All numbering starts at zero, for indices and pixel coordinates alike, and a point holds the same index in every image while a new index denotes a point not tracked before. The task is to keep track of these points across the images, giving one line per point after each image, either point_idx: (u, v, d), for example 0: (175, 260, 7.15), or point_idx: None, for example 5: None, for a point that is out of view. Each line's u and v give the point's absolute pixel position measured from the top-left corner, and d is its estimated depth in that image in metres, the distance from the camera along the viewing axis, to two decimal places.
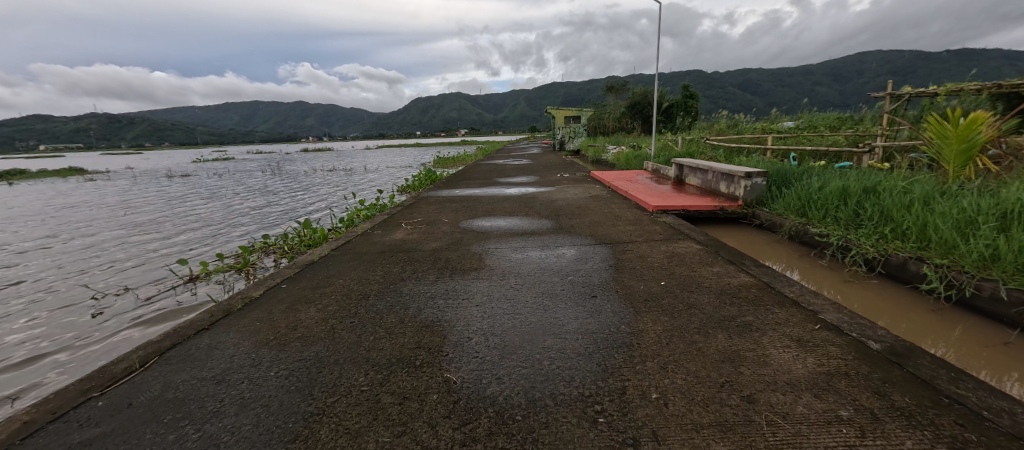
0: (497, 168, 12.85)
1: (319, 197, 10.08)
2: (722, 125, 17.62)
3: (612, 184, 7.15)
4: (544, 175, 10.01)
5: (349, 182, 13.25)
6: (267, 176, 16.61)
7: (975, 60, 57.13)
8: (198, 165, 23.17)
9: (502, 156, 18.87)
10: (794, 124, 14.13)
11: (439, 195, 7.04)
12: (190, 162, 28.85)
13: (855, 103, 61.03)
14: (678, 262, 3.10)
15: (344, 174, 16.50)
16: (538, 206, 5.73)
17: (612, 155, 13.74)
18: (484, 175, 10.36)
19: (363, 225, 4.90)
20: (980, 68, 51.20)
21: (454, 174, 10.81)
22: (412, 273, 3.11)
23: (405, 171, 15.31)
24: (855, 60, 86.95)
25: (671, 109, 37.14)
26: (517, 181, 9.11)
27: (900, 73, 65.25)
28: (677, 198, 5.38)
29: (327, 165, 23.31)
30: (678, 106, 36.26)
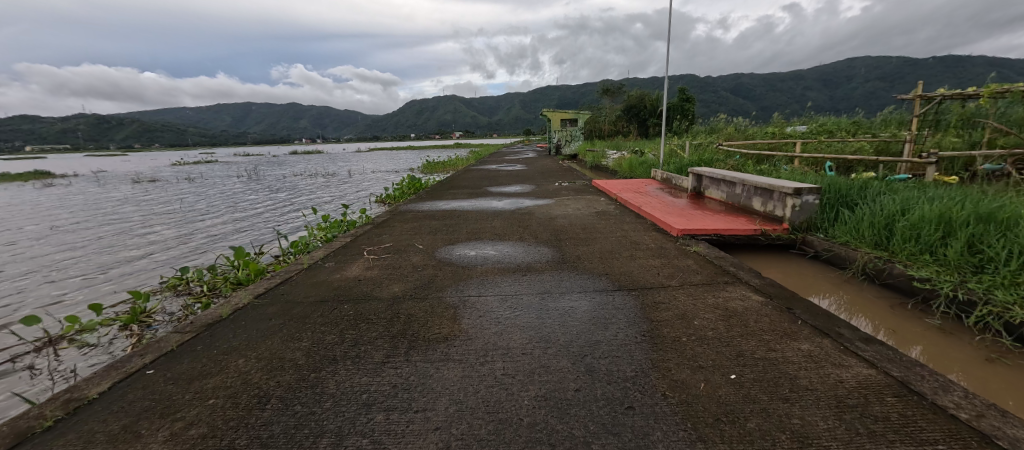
0: (489, 174, 11.82)
1: (289, 208, 9.03)
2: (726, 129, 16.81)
3: (621, 196, 6.19)
4: (540, 183, 9.05)
5: (328, 189, 12.19)
6: (242, 181, 15.46)
7: (968, 66, 57.26)
8: (173, 169, 21.88)
9: (496, 161, 17.89)
10: (804, 128, 13.31)
11: (418, 210, 6.06)
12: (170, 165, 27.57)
13: (850, 108, 60.97)
14: (742, 331, 2.09)
15: (325, 179, 15.39)
16: (535, 226, 4.72)
17: (613, 161, 12.82)
18: (474, 183, 9.35)
19: (313, 254, 3.90)
20: (974, 74, 51.22)
21: (441, 181, 9.80)
22: (351, 347, 2.09)
23: (391, 177, 14.25)
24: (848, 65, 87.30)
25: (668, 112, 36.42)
26: (511, 190, 8.16)
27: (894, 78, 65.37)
28: (704, 218, 4.41)
29: (312, 169, 22.17)
30: (675, 109, 35.56)
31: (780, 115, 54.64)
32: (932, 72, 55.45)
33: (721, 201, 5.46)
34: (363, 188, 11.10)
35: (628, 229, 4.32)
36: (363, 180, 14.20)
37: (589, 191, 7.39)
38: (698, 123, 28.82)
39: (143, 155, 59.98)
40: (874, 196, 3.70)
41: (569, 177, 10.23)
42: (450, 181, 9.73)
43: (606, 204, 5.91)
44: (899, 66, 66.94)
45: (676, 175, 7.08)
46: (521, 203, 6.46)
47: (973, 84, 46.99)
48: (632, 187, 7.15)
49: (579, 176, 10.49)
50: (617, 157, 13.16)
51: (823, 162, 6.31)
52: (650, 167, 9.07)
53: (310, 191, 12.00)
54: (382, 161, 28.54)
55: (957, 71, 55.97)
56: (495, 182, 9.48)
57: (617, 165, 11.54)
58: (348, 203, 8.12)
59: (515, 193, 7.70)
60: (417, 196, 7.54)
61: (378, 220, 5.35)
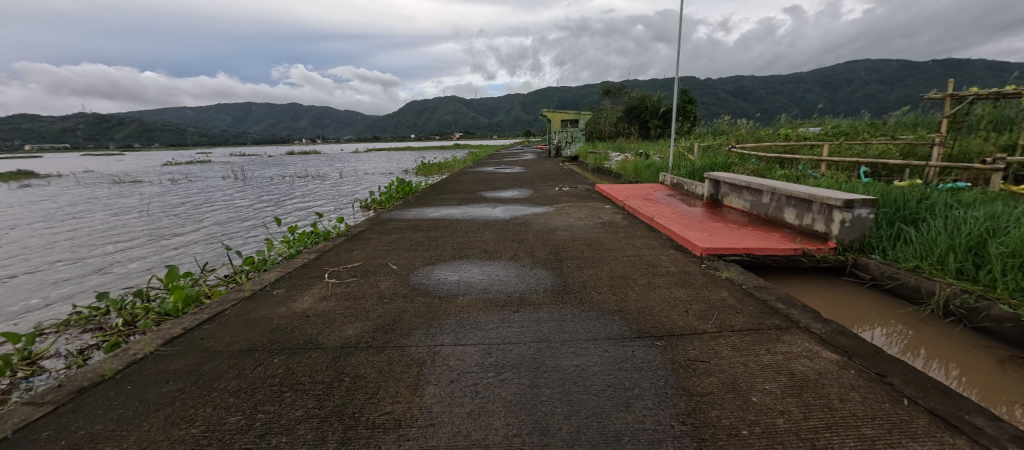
0: (485, 176, 11.14)
1: (268, 215, 8.37)
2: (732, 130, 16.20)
3: (629, 204, 5.53)
4: (539, 186, 8.39)
5: (314, 192, 11.51)
6: (228, 182, 14.80)
7: (972, 68, 56.70)
8: (161, 169, 21.19)
9: (494, 162, 17.25)
10: (816, 130, 12.68)
11: (402, 218, 5.42)
12: (161, 165, 26.97)
13: (852, 110, 60.38)
14: (827, 419, 1.43)
15: (315, 180, 14.75)
16: (532, 241, 4.05)
17: (616, 164, 12.15)
18: (468, 186, 8.68)
19: (263, 278, 3.24)
20: (979, 76, 50.63)
21: (433, 184, 9.15)
22: (257, 442, 1.43)
23: (383, 179, 13.57)
24: (850, 67, 86.82)
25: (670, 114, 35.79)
26: (507, 195, 7.51)
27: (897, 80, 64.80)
28: (730, 233, 3.76)
29: (304, 169, 21.50)
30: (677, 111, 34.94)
31: (782, 118, 54.07)
32: (937, 75, 54.85)
33: (743, 210, 4.80)
34: (350, 192, 10.44)
35: (640, 247, 3.67)
36: (353, 182, 13.51)
37: (592, 197, 6.73)
38: (701, 125, 28.21)
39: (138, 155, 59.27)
40: (945, 212, 3.06)
41: (570, 181, 9.55)
42: (442, 185, 9.07)
43: (612, 213, 5.26)
44: (903, 68, 66.36)
45: (689, 181, 6.42)
46: (517, 210, 5.81)
47: (977, 87, 46.42)
48: (640, 193, 6.48)
49: (580, 180, 9.82)
50: (620, 160, 12.50)
51: (856, 167, 5.65)
52: (657, 171, 8.42)
53: (295, 195, 11.32)
54: (378, 162, 27.88)
55: (961, 74, 55.38)
56: (491, 186, 8.81)
57: (621, 168, 10.86)
58: (328, 209, 7.44)
59: (511, 199, 7.04)
60: (403, 202, 6.88)
61: (352, 232, 4.69)
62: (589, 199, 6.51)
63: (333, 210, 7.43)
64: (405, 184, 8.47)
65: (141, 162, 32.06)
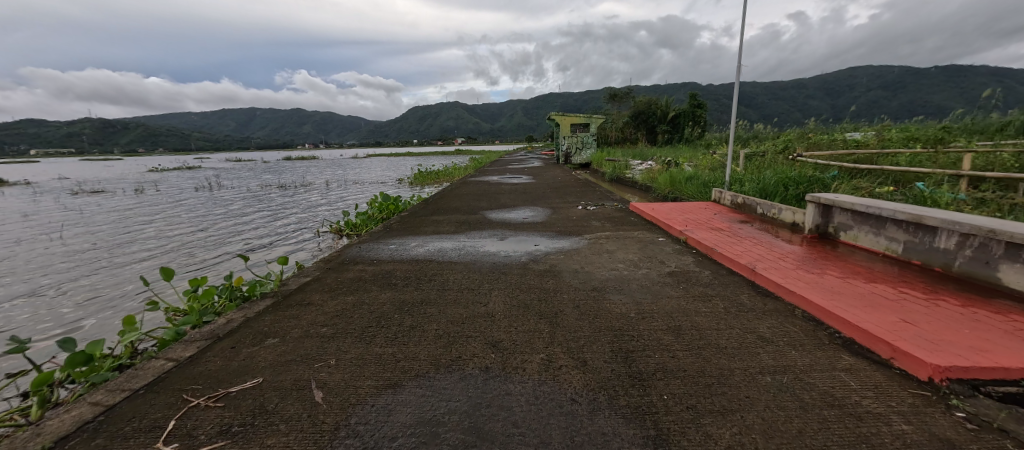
0: (487, 189, 9.43)
1: (218, 243, 6.68)
2: (761, 134, 14.57)
3: (696, 238, 3.87)
4: (556, 204, 6.70)
5: (288, 208, 9.82)
6: (199, 194, 13.17)
7: (988, 74, 55.19)
8: (135, 177, 19.52)
9: (497, 171, 15.61)
10: (865, 132, 11.08)
11: (372, 259, 3.77)
12: (141, 171, 25.35)
13: (864, 116, 58.80)
14: None
15: (296, 191, 13.13)
16: (571, 319, 2.38)
17: (640, 175, 10.43)
18: (468, 204, 6.96)
19: (35, 431, 1.56)
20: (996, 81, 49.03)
21: (423, 200, 7.52)
22: None
23: (371, 191, 11.88)
24: (857, 73, 85.48)
25: (680, 119, 34.24)
26: (518, 216, 5.84)
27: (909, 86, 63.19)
28: (932, 315, 2.09)
29: (292, 177, 19.91)
30: (688, 115, 33.41)
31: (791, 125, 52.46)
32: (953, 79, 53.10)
33: (886, 254, 3.14)
34: (329, 210, 8.79)
35: (775, 343, 2.01)
36: (337, 194, 11.82)
37: (631, 221, 5.05)
38: (714, 131, 26.66)
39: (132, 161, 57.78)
40: None
41: (592, 195, 7.83)
42: (437, 200, 7.42)
43: (678, 255, 3.58)
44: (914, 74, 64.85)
45: (765, 201, 4.74)
46: (536, 246, 4.13)
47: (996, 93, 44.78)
48: (698, 217, 4.81)
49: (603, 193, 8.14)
50: (645, 169, 10.77)
51: (1015, 185, 4.00)
52: (704, 183, 6.72)
53: (265, 212, 9.62)
54: (372, 169, 26.11)
55: (978, 79, 53.72)
56: (497, 202, 7.09)
57: (648, 181, 9.17)
58: (288, 241, 5.78)
59: (524, 222, 5.35)
60: (381, 230, 5.19)
61: (283, 292, 2.99)
62: (629, 226, 4.82)
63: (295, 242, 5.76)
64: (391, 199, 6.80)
65: (124, 168, 30.46)
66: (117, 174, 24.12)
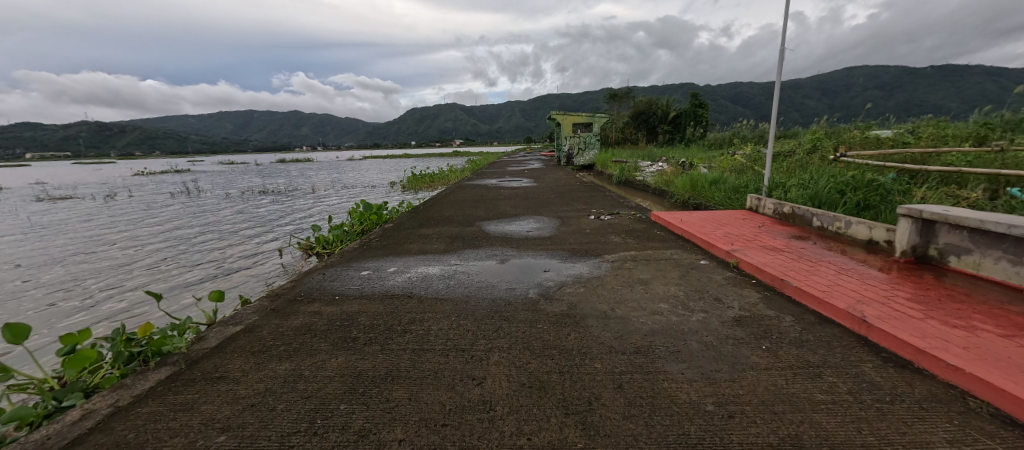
0: (484, 194, 8.52)
1: (172, 260, 5.76)
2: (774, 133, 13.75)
3: (753, 264, 3.00)
4: (564, 213, 5.81)
5: (265, 218, 8.90)
6: (175, 199, 12.23)
7: (989, 73, 54.74)
8: (114, 181, 18.52)
9: (496, 173, 14.73)
10: (892, 128, 10.27)
11: (333, 294, 2.89)
12: (125, 174, 24.38)
13: (865, 115, 58.21)
14: None
15: (280, 196, 12.22)
16: (616, 419, 1.49)
17: (651, 178, 9.53)
18: (462, 213, 6.06)
19: None
20: (999, 79, 48.47)
21: (412, 207, 6.62)
22: None
23: (358, 196, 10.98)
24: (856, 72, 85.08)
25: (681, 118, 33.45)
26: (521, 229, 4.96)
27: (910, 85, 62.67)
28: None
29: (280, 181, 18.98)
30: (690, 114, 32.59)
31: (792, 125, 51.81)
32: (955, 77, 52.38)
33: None
34: (308, 222, 7.88)
35: None
36: (321, 201, 10.90)
37: (658, 237, 4.18)
38: (718, 131, 25.88)
39: (122, 164, 56.49)
40: None
41: (602, 201, 6.94)
42: (427, 209, 6.51)
43: (735, 289, 2.70)
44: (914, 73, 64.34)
45: (824, 212, 3.87)
46: (545, 271, 3.25)
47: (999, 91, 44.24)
48: (741, 233, 3.94)
49: (613, 198, 7.27)
50: (656, 172, 9.88)
51: None
52: (733, 187, 5.85)
53: (239, 222, 8.69)
54: (365, 173, 25.16)
55: (979, 78, 53.17)
56: (494, 210, 6.19)
57: (663, 185, 8.28)
58: (250, 264, 4.90)
59: (527, 237, 4.46)
60: (355, 249, 4.30)
61: (193, 353, 2.11)
62: (657, 243, 3.94)
63: (257, 263, 4.88)
64: (375, 207, 5.94)
65: (108, 171, 29.42)
66: (96, 178, 23.01)
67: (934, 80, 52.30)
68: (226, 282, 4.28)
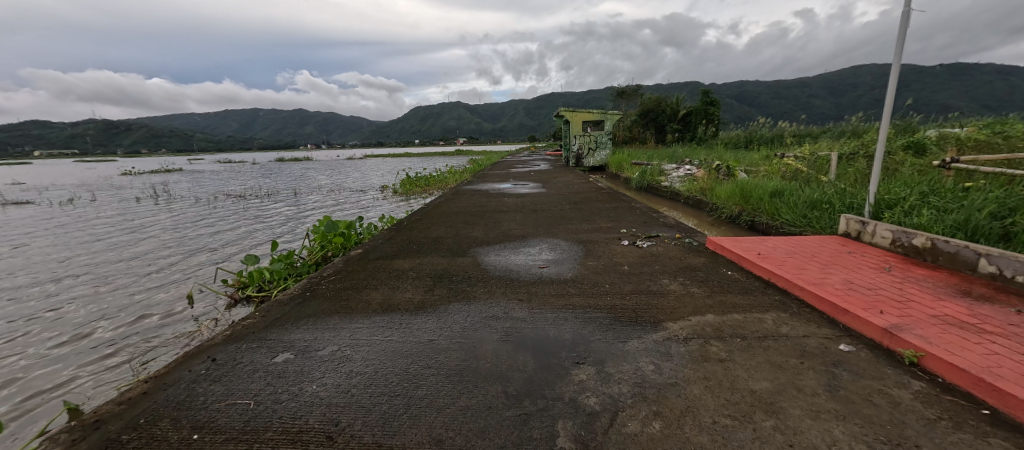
0: (483, 204, 7.16)
1: (80, 287, 4.46)
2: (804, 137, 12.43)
3: (961, 368, 1.66)
4: (585, 235, 4.46)
5: (226, 230, 7.61)
6: (141, 203, 10.95)
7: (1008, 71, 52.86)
8: (89, 181, 17.25)
9: (499, 175, 13.44)
10: (952, 123, 8.89)
11: (194, 427, 1.58)
12: (108, 174, 23.27)
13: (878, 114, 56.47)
14: None
15: (258, 201, 10.94)
16: None
17: (679, 185, 8.12)
18: (451, 234, 4.70)
19: None
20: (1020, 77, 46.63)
21: (394, 224, 5.32)
22: None
23: (342, 204, 9.70)
24: (867, 70, 83.09)
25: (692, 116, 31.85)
26: (530, 262, 3.60)
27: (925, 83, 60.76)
28: None
29: (267, 182, 17.71)
30: (700, 112, 31.09)
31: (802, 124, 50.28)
32: (974, 74, 50.44)
33: None
34: (273, 239, 6.58)
35: None
36: (299, 209, 9.62)
37: (735, 285, 2.83)
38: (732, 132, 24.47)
39: (116, 160, 55.25)
40: None
41: (630, 214, 5.57)
42: (410, 227, 5.15)
43: (968, 441, 1.37)
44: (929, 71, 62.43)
45: (1001, 252, 2.52)
46: (575, 364, 1.92)
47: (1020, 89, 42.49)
48: (871, 283, 2.58)
49: (641, 210, 5.91)
50: (684, 178, 8.48)
51: None
52: (808, 203, 4.48)
53: (195, 233, 7.41)
54: (358, 173, 23.89)
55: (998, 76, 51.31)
56: (494, 231, 4.82)
57: (699, 196, 6.88)
58: (164, 310, 3.61)
59: (540, 281, 3.09)
60: (291, 297, 2.96)
61: None
62: (741, 300, 2.59)
63: (174, 309, 3.60)
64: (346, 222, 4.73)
65: (95, 171, 28.35)
66: (74, 177, 21.74)
67: (952, 78, 50.36)
68: (112, 345, 3.00)
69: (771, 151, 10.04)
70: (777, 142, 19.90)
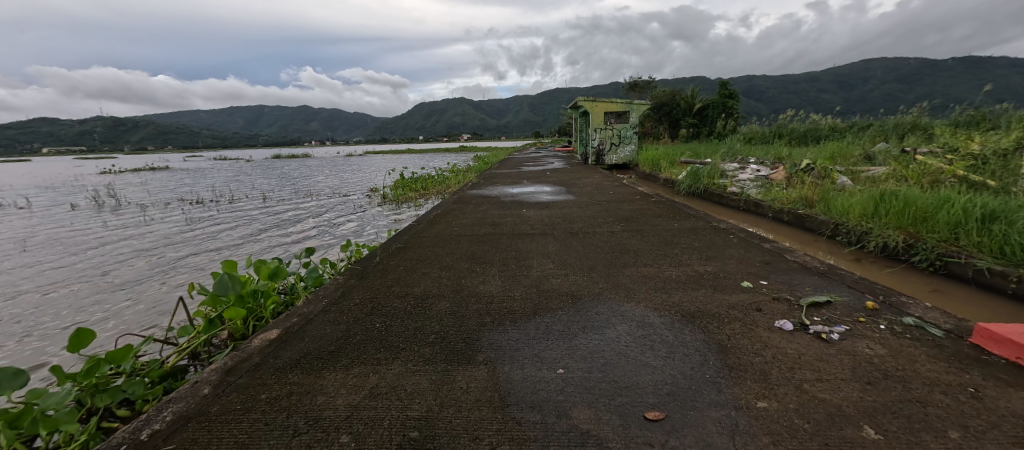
0: (496, 218, 5.21)
1: None
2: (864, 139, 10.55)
3: None
4: (687, 299, 2.48)
5: (160, 258, 5.76)
6: (70, 214, 8.89)
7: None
8: (35, 184, 15.07)
9: (506, 176, 11.40)
10: None
11: None
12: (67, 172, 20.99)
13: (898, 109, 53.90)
14: None
15: (215, 210, 8.94)
16: None
17: (755, 192, 6.09)
18: (446, 293, 2.73)
19: None
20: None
21: (361, 267, 3.36)
22: None
23: (315, 216, 7.74)
24: (881, 64, 80.27)
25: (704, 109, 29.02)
26: (617, 392, 1.62)
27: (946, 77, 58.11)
28: None
29: (240, 184, 15.68)
30: (715, 106, 28.59)
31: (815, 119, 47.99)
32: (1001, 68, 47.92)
33: None
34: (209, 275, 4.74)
35: None
36: (266, 219, 7.73)
37: None
38: (756, 127, 22.37)
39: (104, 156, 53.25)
40: None
41: (728, 245, 3.59)
42: (382, 274, 3.18)
43: None
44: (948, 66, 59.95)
45: None
46: None
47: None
48: None
49: (736, 235, 3.94)
50: (758, 180, 6.46)
51: None
52: None
53: (118, 264, 5.58)
54: (347, 173, 21.87)
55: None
56: (519, 284, 2.82)
57: (801, 209, 4.86)
58: None
59: None
60: None
61: None
62: None
63: None
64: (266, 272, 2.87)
65: (63, 170, 26.10)
66: (27, 177, 19.46)
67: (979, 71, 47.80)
68: None
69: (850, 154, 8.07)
70: (811, 140, 17.87)
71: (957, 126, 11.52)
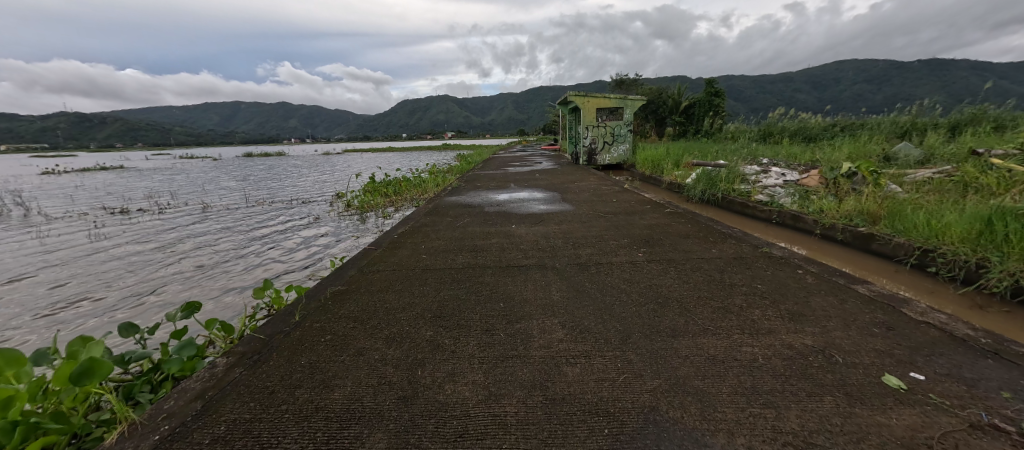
0: (478, 239, 4.07)
1: None
2: (869, 142, 9.93)
3: None
4: (818, 428, 1.39)
5: (38, 284, 4.38)
6: None
7: (995, 69, 52.36)
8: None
9: (490, 178, 10.25)
10: None
11: None
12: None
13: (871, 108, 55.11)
14: None
15: (141, 217, 7.47)
16: None
17: (789, 201, 5.09)
18: (388, 407, 1.57)
19: None
20: (1012, 75, 45.83)
21: (267, 339, 2.16)
22: None
23: (259, 228, 6.45)
24: (854, 66, 82.38)
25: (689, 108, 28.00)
26: None
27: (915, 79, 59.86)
28: None
29: (190, 185, 13.97)
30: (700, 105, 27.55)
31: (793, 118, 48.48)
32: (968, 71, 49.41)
33: None
34: (86, 318, 3.45)
35: None
36: (203, 232, 6.41)
37: None
38: (743, 125, 21.90)
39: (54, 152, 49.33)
40: None
41: (807, 288, 2.56)
42: (293, 354, 1.99)
43: None
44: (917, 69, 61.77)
45: None
46: None
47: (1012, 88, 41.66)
48: None
49: (806, 269, 2.90)
50: (787, 187, 5.50)
51: None
52: None
53: None
54: (317, 174, 20.31)
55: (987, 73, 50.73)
56: (511, 384, 1.68)
57: (863, 226, 3.85)
58: None
59: None
60: None
61: None
62: None
63: None
64: (69, 371, 1.54)
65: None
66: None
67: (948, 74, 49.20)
68: None
69: (873, 157, 7.25)
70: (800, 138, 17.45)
71: (954, 128, 11.12)
